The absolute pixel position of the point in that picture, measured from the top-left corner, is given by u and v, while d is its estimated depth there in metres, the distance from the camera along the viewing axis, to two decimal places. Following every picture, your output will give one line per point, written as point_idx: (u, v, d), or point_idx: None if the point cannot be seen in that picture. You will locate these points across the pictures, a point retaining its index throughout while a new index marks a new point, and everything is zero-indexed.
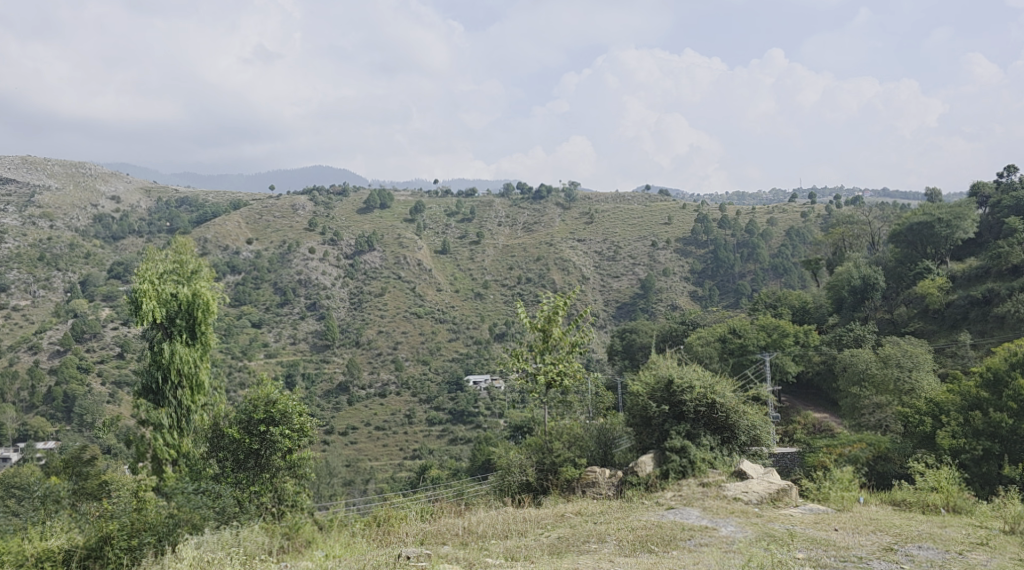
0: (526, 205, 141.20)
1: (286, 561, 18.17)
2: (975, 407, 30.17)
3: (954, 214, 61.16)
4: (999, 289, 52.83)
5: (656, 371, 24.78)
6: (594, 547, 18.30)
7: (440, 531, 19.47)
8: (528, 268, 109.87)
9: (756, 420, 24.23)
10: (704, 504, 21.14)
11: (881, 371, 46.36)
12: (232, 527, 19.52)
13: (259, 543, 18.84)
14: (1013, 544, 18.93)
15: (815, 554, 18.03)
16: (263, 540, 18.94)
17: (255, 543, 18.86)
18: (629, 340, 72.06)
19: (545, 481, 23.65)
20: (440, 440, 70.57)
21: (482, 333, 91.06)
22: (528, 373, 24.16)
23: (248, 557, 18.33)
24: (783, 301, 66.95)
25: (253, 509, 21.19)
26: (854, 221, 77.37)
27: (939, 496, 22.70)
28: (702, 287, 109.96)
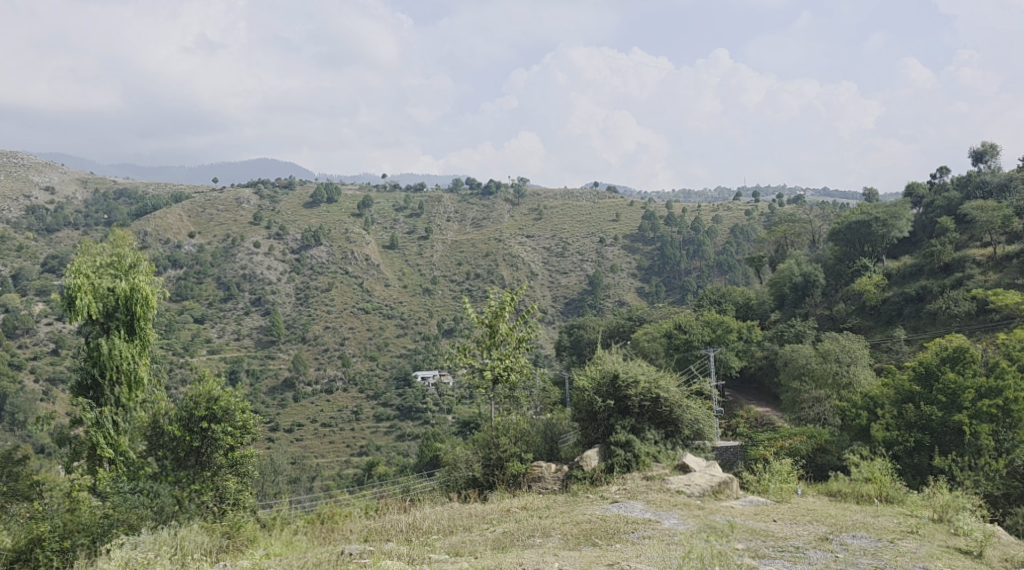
0: (475, 200, 141.36)
1: (225, 561, 18.07)
2: (908, 401, 31.18)
3: (890, 214, 63.07)
4: (931, 287, 54.76)
5: (603, 366, 25.15)
6: (539, 541, 18.57)
7: (384, 528, 19.59)
8: (477, 264, 110.28)
9: (699, 414, 24.81)
10: (648, 497, 21.51)
11: (820, 365, 47.43)
12: (170, 528, 19.37)
13: (199, 543, 18.77)
14: (940, 532, 19.70)
15: (754, 544, 18.50)
16: (202, 539, 18.83)
17: (194, 542, 18.73)
18: (576, 336, 72.67)
19: (491, 477, 23.86)
20: (388, 436, 70.63)
21: (430, 329, 91.40)
22: (474, 369, 24.28)
23: (185, 555, 18.21)
24: (727, 298, 67.93)
25: (192, 508, 20.98)
26: (796, 220, 79.09)
27: (873, 487, 23.43)
28: (649, 284, 111.44)
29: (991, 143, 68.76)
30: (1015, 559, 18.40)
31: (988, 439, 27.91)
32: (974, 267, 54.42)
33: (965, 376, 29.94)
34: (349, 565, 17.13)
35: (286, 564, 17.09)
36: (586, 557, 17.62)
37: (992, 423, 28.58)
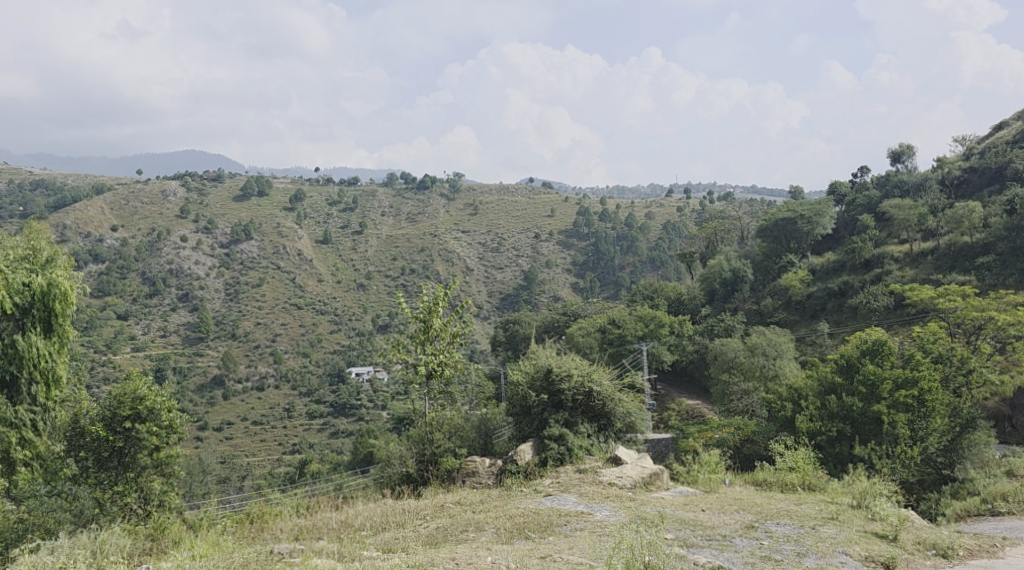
0: (409, 195, 140.85)
1: (146, 563, 17.84)
2: (830, 392, 32.37)
3: (814, 211, 64.83)
4: (853, 282, 56.61)
5: (536, 361, 25.73)
6: (472, 536, 18.84)
7: (316, 526, 19.65)
8: (412, 259, 110.09)
9: (631, 407, 25.40)
10: (581, 490, 21.96)
11: (748, 359, 48.70)
12: (90, 532, 19.18)
13: (120, 546, 18.57)
14: (859, 517, 20.53)
15: (683, 534, 19.07)
16: (124, 542, 18.64)
17: (116, 545, 18.53)
18: (511, 331, 73.10)
19: (425, 473, 24.03)
20: (321, 434, 70.16)
21: (365, 325, 91.44)
22: (408, 364, 24.38)
23: (105, 557, 18.13)
24: (659, 293, 68.91)
25: (114, 511, 20.99)
26: (725, 217, 80.85)
27: (796, 476, 24.28)
28: (584, 279, 112.95)
29: (908, 144, 71.24)
30: (927, 541, 19.24)
31: (904, 428, 28.96)
32: (892, 263, 56.49)
33: (884, 368, 31.02)
34: (277, 564, 17.13)
35: (212, 564, 17.03)
36: (518, 551, 17.91)
37: (908, 412, 29.52)
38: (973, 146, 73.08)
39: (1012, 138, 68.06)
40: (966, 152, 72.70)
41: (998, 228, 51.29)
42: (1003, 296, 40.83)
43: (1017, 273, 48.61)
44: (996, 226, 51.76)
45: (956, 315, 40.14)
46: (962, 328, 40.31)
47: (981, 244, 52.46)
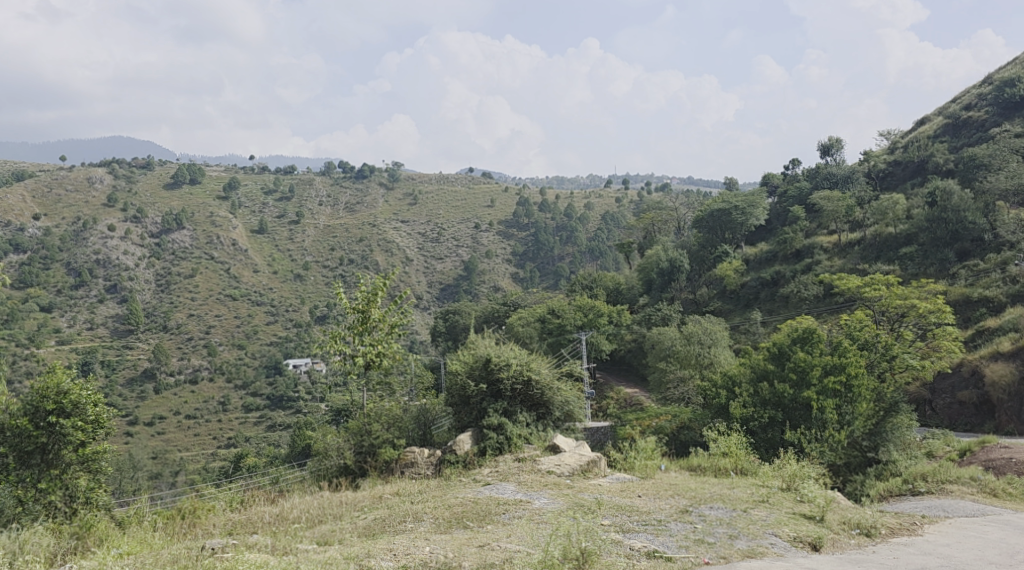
0: (347, 184, 139.67)
1: (70, 562, 17.48)
2: (763, 378, 33.21)
3: (748, 204, 66.91)
4: (785, 272, 58.06)
5: (475, 351, 25.91)
6: (410, 526, 18.95)
7: (250, 520, 19.58)
8: (351, 249, 109.32)
9: (570, 396, 25.82)
10: (519, 479, 22.22)
11: (684, 347, 49.58)
12: (12, 531, 18.77)
13: (42, 545, 18.13)
14: (789, 500, 21.17)
15: (619, 519, 19.44)
16: (47, 542, 18.21)
17: (38, 545, 18.12)
18: (452, 322, 73.21)
19: (363, 464, 24.12)
20: (257, 427, 69.56)
21: (302, 315, 90.72)
22: (346, 356, 24.26)
23: (26, 557, 17.70)
24: (598, 283, 69.63)
25: (36, 509, 20.56)
26: (662, 208, 82.20)
27: (729, 461, 24.94)
28: (524, 269, 113.87)
29: (837, 137, 73.08)
30: (852, 521, 19.92)
31: (832, 413, 29.66)
32: (822, 253, 58.08)
33: (813, 355, 31.91)
34: (208, 559, 16.92)
35: (137, 563, 16.69)
36: (456, 540, 18.10)
37: (837, 397, 30.37)
38: (898, 140, 75.48)
39: (934, 133, 70.57)
40: (891, 146, 75.02)
41: (920, 220, 53.14)
42: (924, 285, 42.39)
43: (938, 262, 50.44)
44: (918, 218, 53.60)
45: (880, 303, 41.54)
46: (887, 315, 41.69)
47: (904, 235, 54.32)
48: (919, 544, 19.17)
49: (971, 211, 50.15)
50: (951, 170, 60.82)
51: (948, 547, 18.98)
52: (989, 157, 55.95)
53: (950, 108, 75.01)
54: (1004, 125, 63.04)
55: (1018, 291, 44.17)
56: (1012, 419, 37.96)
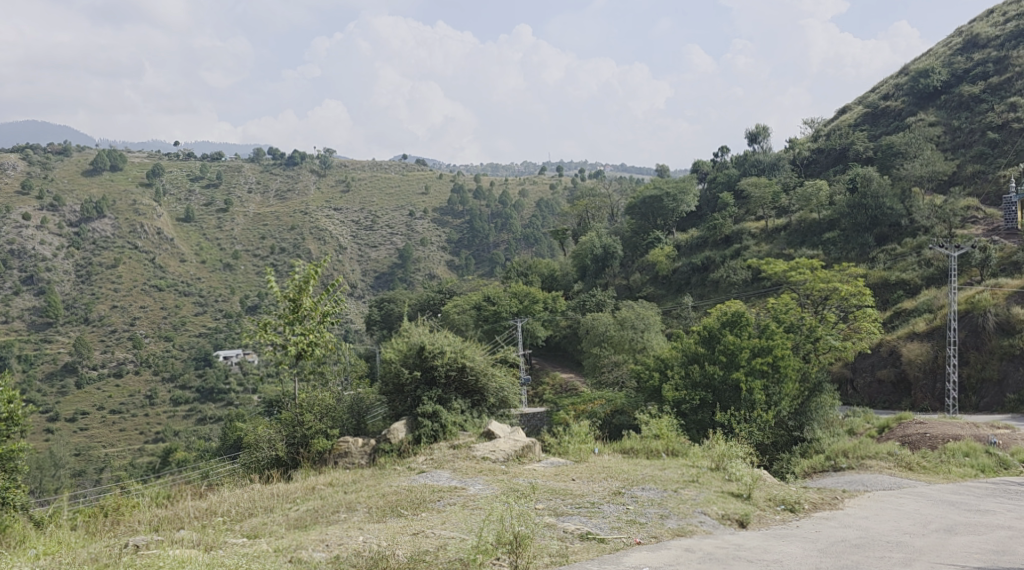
0: (277, 170, 137.36)
1: None
2: (694, 361, 33.85)
3: (679, 190, 68.42)
4: (714, 257, 58.96)
5: (409, 338, 25.87)
6: (344, 516, 18.88)
7: (176, 516, 19.27)
8: (282, 237, 107.76)
9: (503, 382, 26.07)
10: (454, 466, 22.28)
11: (618, 332, 50.18)
12: None
13: None
14: (718, 479, 21.65)
15: (554, 503, 19.65)
16: None
17: None
18: (386, 310, 72.75)
19: (296, 456, 23.86)
20: (187, 421, 68.28)
21: (232, 305, 89.43)
22: (277, 346, 23.82)
23: None
24: (533, 270, 70.06)
25: None
26: (596, 194, 83.03)
27: (661, 443, 25.33)
28: (459, 256, 114.32)
29: (763, 125, 74.55)
30: (777, 498, 20.47)
31: (760, 394, 30.34)
32: (750, 239, 59.20)
33: (742, 338, 32.60)
34: (132, 556, 16.65)
35: (52, 564, 16.34)
36: (390, 529, 18.08)
37: (764, 378, 31.07)
38: (821, 128, 77.33)
39: (854, 121, 72.37)
40: (815, 134, 76.85)
41: (842, 206, 54.54)
42: (846, 268, 43.58)
43: (859, 247, 51.89)
44: (840, 204, 55.07)
45: (805, 287, 42.66)
46: (811, 298, 42.81)
47: (828, 221, 55.75)
48: (840, 517, 19.81)
49: (890, 198, 52.01)
50: (871, 157, 62.63)
51: (866, 520, 19.63)
52: (905, 145, 57.87)
53: (869, 97, 77.15)
54: (920, 115, 65.23)
55: (932, 273, 45.72)
56: (927, 396, 39.58)
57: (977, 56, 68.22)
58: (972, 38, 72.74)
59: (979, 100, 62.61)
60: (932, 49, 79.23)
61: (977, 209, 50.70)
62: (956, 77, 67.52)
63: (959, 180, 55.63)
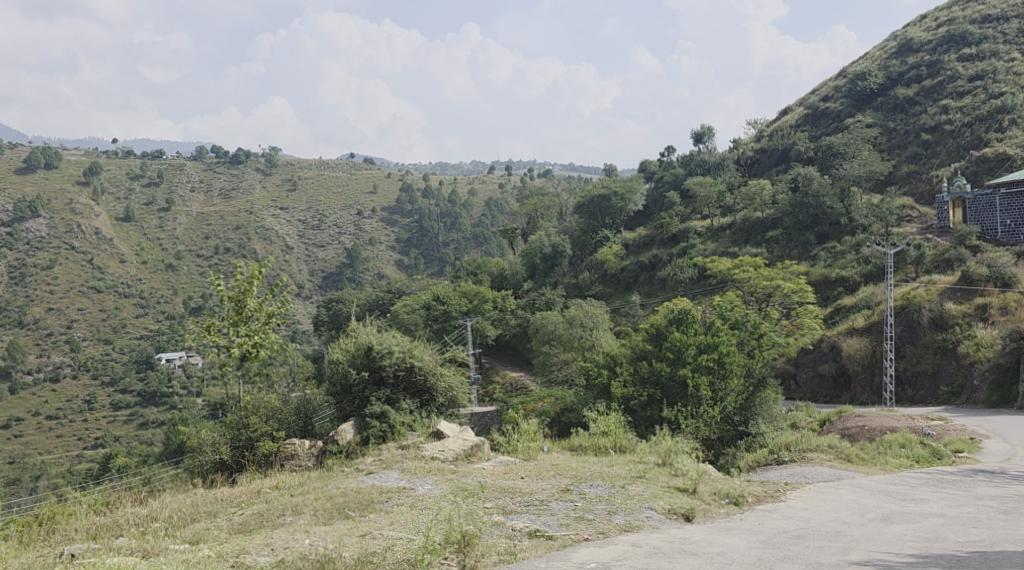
0: (221, 169, 135.32)
1: None
2: (642, 359, 34.16)
3: (627, 189, 69.42)
4: (662, 255, 59.50)
5: (357, 339, 25.70)
6: (290, 520, 18.67)
7: (115, 523, 18.89)
8: (227, 237, 106.26)
9: (452, 381, 26.03)
10: (403, 466, 22.16)
11: (567, 331, 50.45)
12: None
13: None
14: (665, 475, 21.85)
15: (503, 501, 19.66)
16: None
17: None
18: (335, 310, 72.12)
19: (241, 459, 23.48)
20: (128, 425, 66.86)
21: (175, 307, 87.90)
22: (221, 348, 23.40)
23: None
24: (482, 269, 70.08)
25: None
26: (545, 194, 83.47)
27: (609, 440, 25.47)
28: (408, 256, 114.02)
29: (708, 126, 75.54)
30: (722, 492, 20.76)
31: (706, 390, 30.75)
32: (696, 237, 59.90)
33: (688, 334, 33.05)
34: (68, 565, 16.28)
35: None
36: (337, 531, 17.92)
37: (710, 375, 31.51)
38: (764, 129, 78.62)
39: (795, 121, 73.51)
40: (758, 134, 78.11)
41: (784, 205, 55.56)
42: (789, 266, 44.31)
43: (801, 245, 52.81)
44: (783, 203, 56.04)
45: (749, 284, 43.30)
46: (755, 296, 43.44)
47: (770, 219, 56.73)
48: (782, 509, 20.16)
49: (829, 197, 53.01)
50: (811, 158, 63.93)
51: (806, 511, 20.01)
52: (844, 146, 59.18)
53: (809, 99, 78.64)
54: (857, 116, 66.66)
55: (871, 271, 46.76)
56: (867, 390, 40.41)
57: (911, 60, 70.04)
58: (906, 42, 74.62)
59: (914, 102, 64.31)
60: (868, 52, 81.04)
61: (912, 208, 52.02)
62: (891, 80, 69.28)
63: (895, 180, 57.00)
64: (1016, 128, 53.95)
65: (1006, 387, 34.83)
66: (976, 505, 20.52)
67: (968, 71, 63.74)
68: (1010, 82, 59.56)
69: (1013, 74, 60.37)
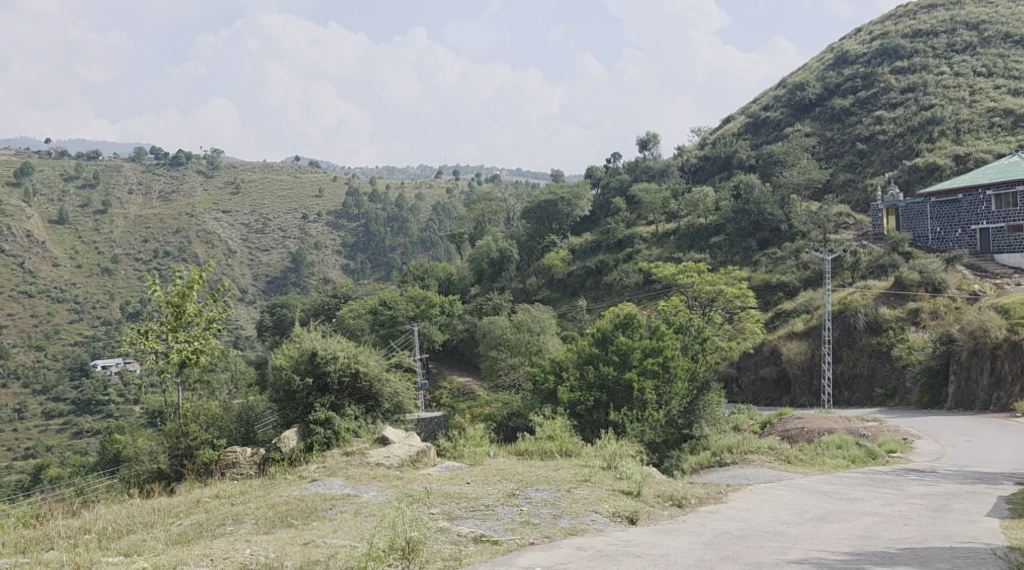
0: (161, 170, 132.75)
1: None
2: (588, 362, 34.33)
3: (574, 195, 70.00)
4: (608, 260, 59.93)
5: (301, 344, 25.44)
6: (230, 530, 18.35)
7: (46, 536, 18.40)
8: (166, 240, 104.33)
9: (398, 387, 25.87)
10: (348, 473, 21.93)
11: (514, 335, 50.54)
12: None
13: None
14: (609, 478, 21.98)
15: (448, 507, 19.58)
16: None
17: None
18: (279, 316, 71.25)
19: (179, 468, 23.05)
20: (61, 434, 65.13)
21: (111, 312, 86.02)
22: (159, 354, 22.90)
23: None
24: (429, 273, 69.91)
25: None
26: (492, 199, 83.52)
27: (555, 444, 25.54)
28: (354, 260, 113.36)
29: (653, 132, 76.32)
30: (665, 494, 20.96)
31: (651, 393, 31.27)
32: (641, 243, 60.49)
33: (633, 339, 33.61)
34: None
35: None
36: (280, 540, 17.66)
37: (655, 378, 31.95)
38: (707, 136, 79.77)
39: (737, 129, 74.71)
40: (701, 142, 79.20)
41: (727, 211, 56.36)
42: (731, 271, 44.93)
43: (743, 251, 53.63)
44: (725, 210, 56.85)
45: (692, 289, 43.81)
46: (698, 300, 43.98)
47: (713, 225, 57.47)
48: (723, 511, 20.42)
49: (770, 204, 54.06)
50: (753, 166, 65.06)
51: (747, 512, 20.29)
52: (783, 154, 60.35)
53: (750, 108, 79.98)
54: (796, 125, 67.97)
55: (810, 276, 47.66)
56: (806, 392, 41.12)
57: (847, 71, 71.65)
58: (842, 54, 76.32)
59: (849, 112, 65.83)
60: (806, 63, 82.70)
61: (849, 215, 53.21)
62: (828, 90, 70.82)
63: (832, 188, 58.22)
64: (946, 138, 55.51)
65: (936, 389, 35.87)
66: (908, 503, 21.02)
67: (900, 84, 65.43)
68: (940, 94, 61.29)
69: (943, 87, 62.14)
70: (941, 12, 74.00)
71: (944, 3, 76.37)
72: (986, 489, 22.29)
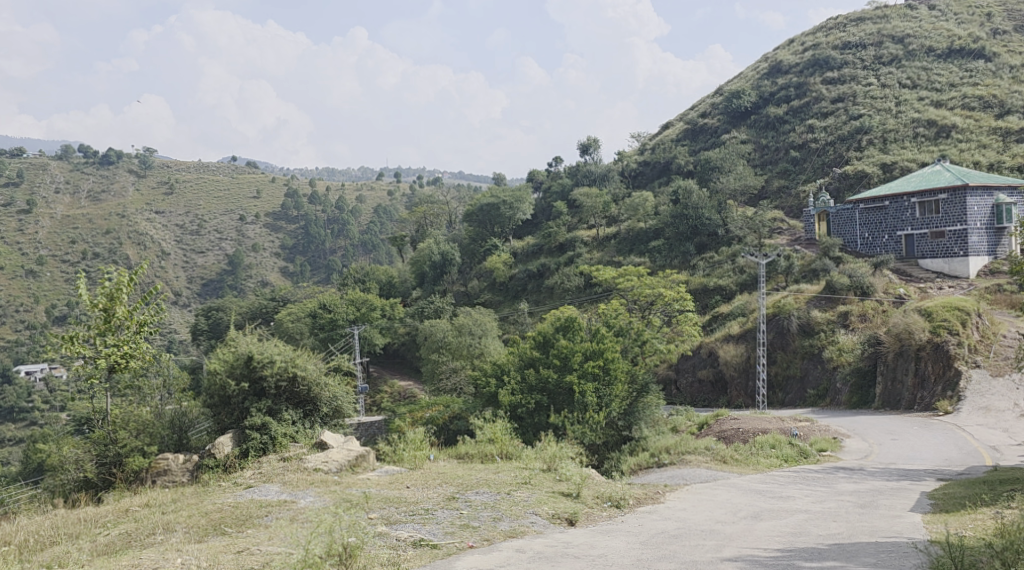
0: (90, 170, 129.22)
1: None
2: (529, 365, 34.36)
3: (515, 198, 70.12)
4: (550, 264, 60.17)
5: (236, 348, 24.97)
6: (160, 538, 17.93)
7: None
8: (95, 242, 101.56)
9: (337, 391, 25.59)
10: (284, 479, 21.62)
11: (456, 339, 50.45)
12: None
13: None
14: (548, 480, 22.02)
15: (387, 512, 19.40)
16: None
17: None
18: (215, 319, 69.95)
19: (108, 476, 22.59)
20: None
21: (37, 316, 83.36)
22: (86, 358, 22.26)
23: None
24: (371, 276, 69.59)
25: None
26: (433, 201, 83.15)
27: (495, 447, 25.52)
28: (294, 263, 111.93)
29: (594, 137, 76.82)
30: (604, 495, 21.06)
31: (592, 395, 31.36)
32: (582, 246, 60.82)
33: (573, 342, 33.59)
34: None
35: None
36: (212, 548, 17.31)
37: (595, 381, 32.05)
38: (646, 142, 80.66)
39: (675, 136, 75.65)
40: (640, 147, 80.01)
41: (665, 216, 56.93)
42: (669, 275, 45.43)
43: (681, 255, 54.25)
44: (663, 214, 57.37)
45: (632, 292, 44.18)
46: (638, 304, 44.38)
47: (653, 230, 58.05)
48: (660, 511, 20.60)
49: (707, 209, 54.84)
50: (691, 171, 65.97)
51: (683, 511, 20.51)
52: (721, 162, 61.56)
53: (688, 115, 81.09)
54: (733, 132, 69.10)
55: (745, 279, 48.44)
56: (741, 393, 41.75)
57: (781, 81, 73.06)
58: (776, 63, 77.82)
59: (783, 120, 67.18)
60: (741, 72, 84.15)
61: (783, 221, 54.27)
62: (763, 98, 72.22)
63: (767, 194, 59.30)
64: (874, 147, 57.00)
65: (866, 388, 36.71)
66: (837, 500, 21.48)
67: (830, 93, 66.97)
68: (868, 105, 62.92)
69: (871, 98, 63.83)
70: (870, 25, 76.00)
71: (872, 16, 78.51)
72: (910, 486, 22.90)
